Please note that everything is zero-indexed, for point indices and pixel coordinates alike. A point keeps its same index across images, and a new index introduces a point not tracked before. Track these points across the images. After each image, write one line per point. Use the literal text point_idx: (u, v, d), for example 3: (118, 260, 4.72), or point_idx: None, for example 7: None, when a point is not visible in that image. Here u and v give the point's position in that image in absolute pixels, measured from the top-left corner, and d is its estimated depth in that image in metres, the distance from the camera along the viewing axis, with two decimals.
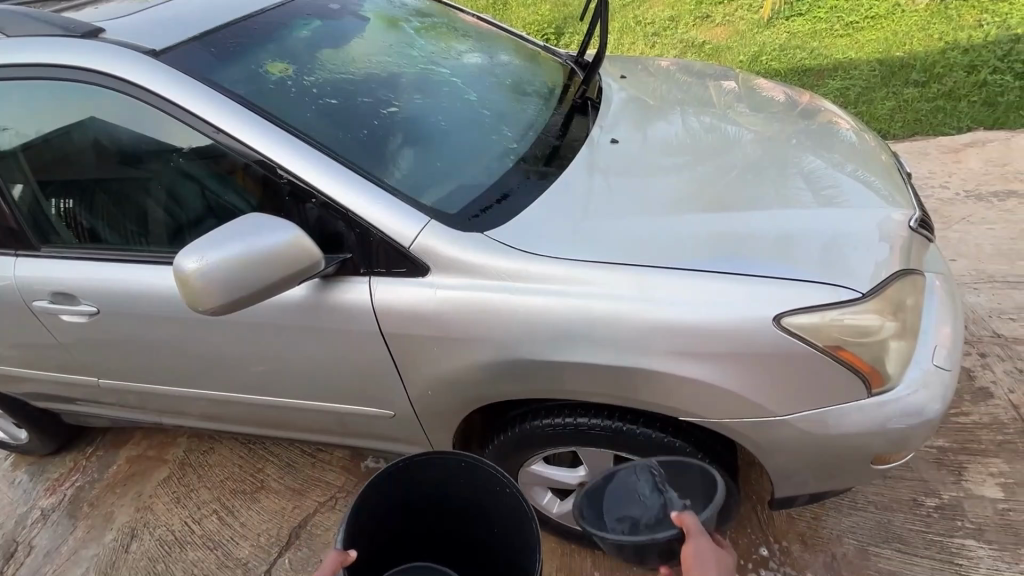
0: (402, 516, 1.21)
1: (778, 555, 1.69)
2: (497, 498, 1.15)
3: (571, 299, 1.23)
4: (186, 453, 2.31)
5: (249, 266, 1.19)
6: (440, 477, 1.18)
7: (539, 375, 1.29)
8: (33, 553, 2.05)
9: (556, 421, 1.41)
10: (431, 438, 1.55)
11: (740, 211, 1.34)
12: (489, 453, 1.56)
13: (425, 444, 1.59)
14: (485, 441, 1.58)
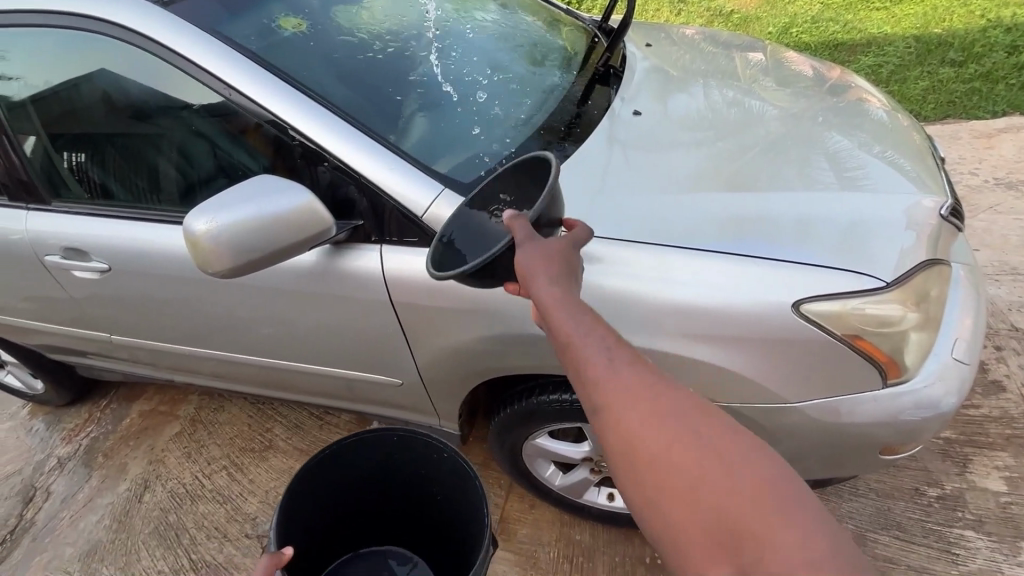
0: (343, 497, 1.30)
1: None
2: (434, 465, 1.25)
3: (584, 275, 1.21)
4: (197, 410, 2.35)
5: (236, 232, 1.16)
6: (375, 457, 1.27)
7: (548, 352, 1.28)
8: (51, 499, 2.12)
9: (563, 396, 1.41)
10: (438, 407, 1.56)
11: (762, 191, 1.29)
12: (494, 425, 1.57)
13: (431, 414, 1.60)
14: (491, 413, 1.59)
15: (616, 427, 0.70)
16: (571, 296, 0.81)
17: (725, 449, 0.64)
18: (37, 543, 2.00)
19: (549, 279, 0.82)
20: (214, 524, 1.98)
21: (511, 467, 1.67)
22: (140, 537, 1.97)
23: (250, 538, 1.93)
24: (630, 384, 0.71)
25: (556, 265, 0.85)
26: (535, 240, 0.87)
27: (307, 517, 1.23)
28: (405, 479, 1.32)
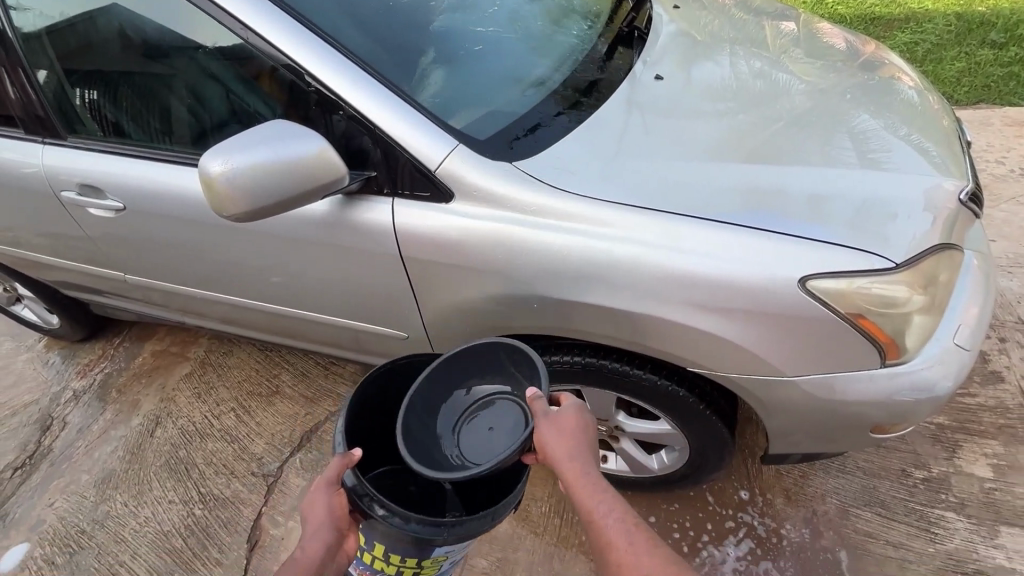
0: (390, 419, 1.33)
1: (760, 505, 1.78)
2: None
3: (595, 241, 1.21)
4: (207, 353, 2.42)
5: (250, 175, 1.17)
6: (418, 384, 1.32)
7: (553, 314, 1.30)
8: (67, 428, 2.21)
9: (565, 358, 1.44)
10: None
11: (781, 165, 1.27)
12: None
13: None
14: None
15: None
16: (588, 476, 0.99)
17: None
18: (55, 468, 2.10)
19: (571, 460, 1.00)
20: (223, 461, 2.06)
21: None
22: (152, 468, 2.06)
23: (256, 476, 2.01)
24: (637, 558, 0.91)
25: (575, 443, 1.02)
26: (555, 418, 1.04)
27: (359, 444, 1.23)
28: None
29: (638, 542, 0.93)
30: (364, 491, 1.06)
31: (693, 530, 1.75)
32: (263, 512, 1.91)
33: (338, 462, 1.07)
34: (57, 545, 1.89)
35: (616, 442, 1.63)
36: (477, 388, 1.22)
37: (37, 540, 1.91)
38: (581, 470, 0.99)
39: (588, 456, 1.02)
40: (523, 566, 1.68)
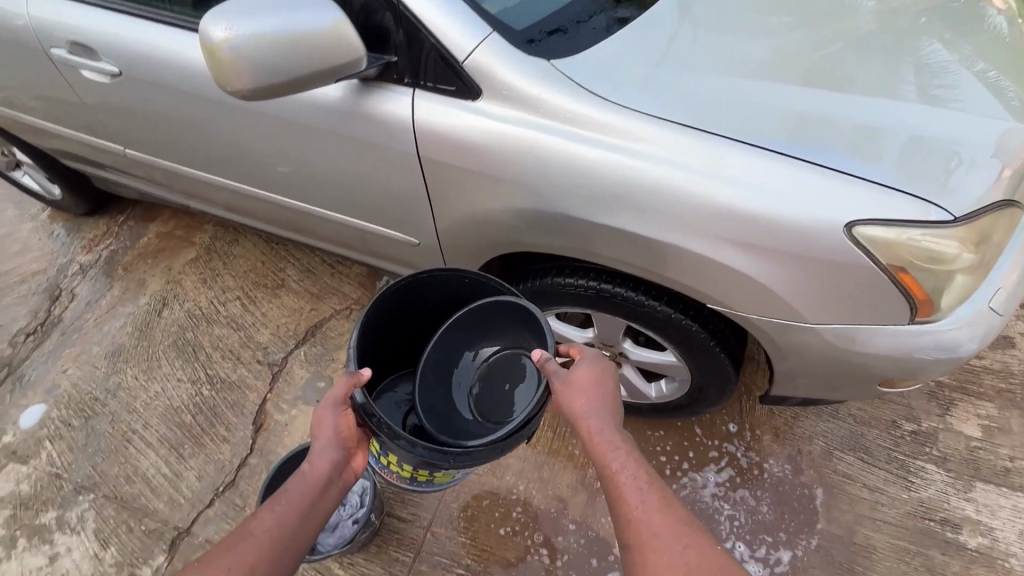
0: (407, 327, 1.35)
1: (747, 439, 1.83)
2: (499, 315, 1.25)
3: (628, 157, 1.11)
4: (212, 240, 2.38)
5: (257, 47, 1.04)
6: (436, 297, 1.31)
7: (570, 234, 1.23)
8: (75, 301, 2.23)
9: (580, 282, 1.40)
10: None
11: (847, 93, 1.14)
12: None
13: None
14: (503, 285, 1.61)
15: (632, 549, 0.94)
16: (605, 431, 1.05)
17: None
18: (66, 338, 2.14)
19: (588, 416, 1.06)
20: (229, 348, 2.10)
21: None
22: (160, 348, 2.11)
23: (261, 365, 2.06)
24: (648, 510, 0.96)
25: (594, 399, 1.08)
26: (572, 377, 1.10)
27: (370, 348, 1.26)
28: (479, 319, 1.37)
29: (649, 501, 0.97)
30: (372, 411, 1.07)
31: (677, 455, 1.83)
32: (268, 398, 1.97)
33: (345, 380, 1.07)
34: (72, 408, 1.97)
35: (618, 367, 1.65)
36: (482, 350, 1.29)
37: (52, 402, 1.98)
38: (598, 426, 1.06)
39: (606, 413, 1.08)
40: (513, 471, 1.77)
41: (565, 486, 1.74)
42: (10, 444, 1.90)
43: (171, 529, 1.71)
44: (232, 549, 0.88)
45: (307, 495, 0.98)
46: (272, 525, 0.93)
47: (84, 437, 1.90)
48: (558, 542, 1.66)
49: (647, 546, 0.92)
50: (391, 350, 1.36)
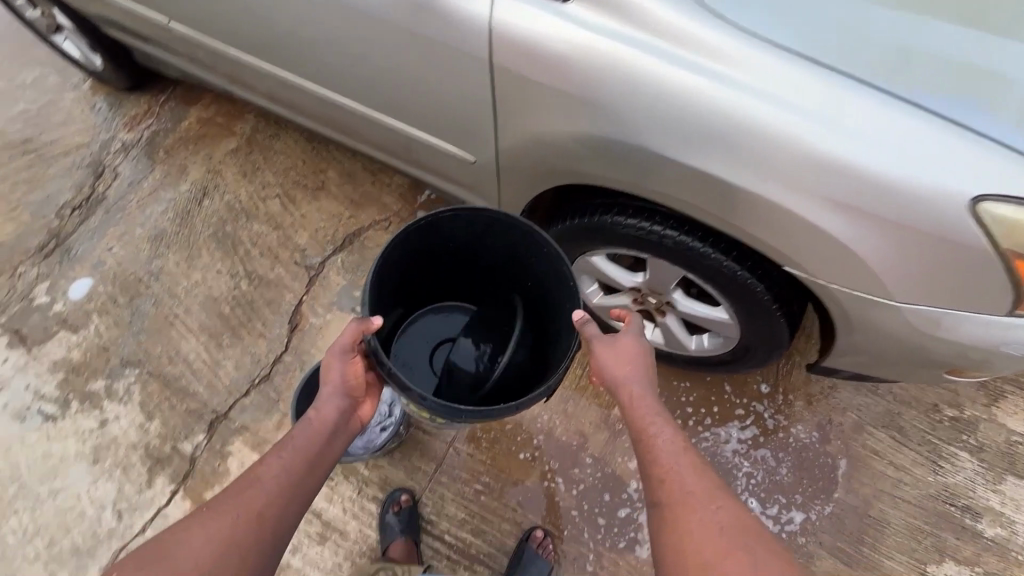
0: (418, 263, 1.37)
1: (777, 403, 1.80)
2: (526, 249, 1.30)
3: (733, 90, 0.97)
4: (254, 132, 2.30)
5: None
6: (457, 232, 1.32)
7: (645, 173, 1.12)
8: (119, 180, 2.22)
9: (641, 225, 1.31)
10: (503, 195, 1.48)
11: (1002, 39, 0.96)
12: (555, 232, 1.52)
13: (492, 198, 1.53)
14: (554, 216, 1.53)
15: (663, 504, 1.01)
16: (647, 398, 1.13)
17: (746, 537, 0.94)
18: (110, 216, 2.15)
19: (631, 383, 1.15)
20: (268, 245, 2.10)
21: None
22: (201, 238, 2.11)
23: (299, 267, 2.06)
24: (685, 471, 1.03)
25: (635, 369, 1.16)
26: (617, 346, 1.19)
27: (387, 283, 1.28)
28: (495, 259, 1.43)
29: (683, 464, 1.05)
30: (379, 357, 1.06)
31: (703, 408, 1.81)
32: (304, 300, 1.99)
33: (354, 327, 1.07)
34: (117, 286, 2.02)
35: (660, 316, 1.59)
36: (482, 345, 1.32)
37: (98, 277, 2.03)
38: (640, 391, 1.14)
39: (645, 382, 1.16)
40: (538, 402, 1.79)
41: (588, 423, 1.76)
42: (61, 312, 1.97)
43: (210, 412, 1.79)
44: (241, 494, 0.92)
45: (313, 441, 1.00)
46: (277, 471, 0.96)
47: (129, 315, 1.96)
48: (574, 473, 1.70)
49: (685, 504, 0.99)
50: (405, 282, 1.40)
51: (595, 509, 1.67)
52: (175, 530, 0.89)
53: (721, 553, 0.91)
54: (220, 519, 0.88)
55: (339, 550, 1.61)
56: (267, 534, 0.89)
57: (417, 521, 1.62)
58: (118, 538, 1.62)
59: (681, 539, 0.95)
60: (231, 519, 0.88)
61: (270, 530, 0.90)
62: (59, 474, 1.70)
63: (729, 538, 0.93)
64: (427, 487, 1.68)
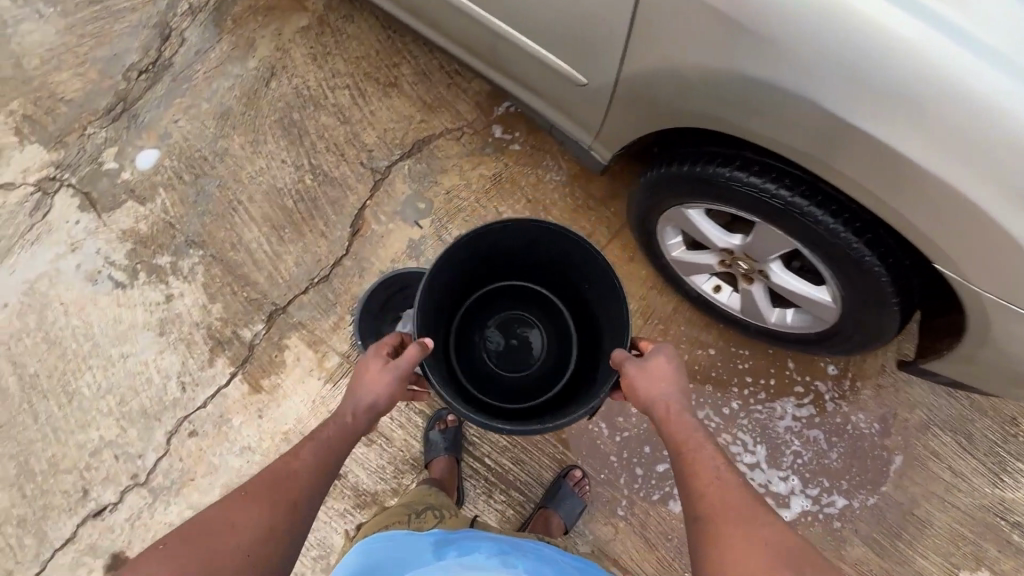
0: (470, 263, 1.42)
1: (842, 388, 1.72)
2: (570, 254, 1.34)
3: (964, 47, 0.79)
4: (327, 10, 2.11)
5: None
6: (514, 238, 1.34)
7: (796, 129, 0.97)
8: (185, 47, 2.09)
9: (765, 187, 1.14)
10: (605, 125, 1.32)
11: None
12: (653, 174, 1.38)
13: (590, 125, 1.38)
14: (659, 156, 1.38)
15: (705, 520, 1.00)
16: (681, 414, 1.14)
17: (791, 557, 0.91)
18: (176, 86, 2.06)
19: (671, 401, 1.15)
20: (334, 140, 2.00)
21: (641, 207, 1.54)
22: (267, 122, 2.02)
23: (364, 168, 1.97)
24: (725, 488, 1.03)
25: (672, 387, 1.18)
26: (649, 363, 1.18)
27: (439, 282, 1.33)
28: (534, 256, 1.46)
29: (724, 481, 1.04)
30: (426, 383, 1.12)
31: (761, 380, 1.74)
32: (367, 205, 1.92)
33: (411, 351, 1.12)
34: (183, 162, 1.98)
35: (746, 282, 1.48)
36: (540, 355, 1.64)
37: (165, 150, 1.99)
38: (674, 405, 1.15)
39: (680, 398, 1.18)
40: None
41: None
42: (129, 182, 1.96)
43: (269, 304, 1.81)
44: (276, 490, 0.99)
45: (344, 443, 1.09)
46: (310, 475, 1.02)
47: (194, 194, 1.94)
48: (619, 422, 1.68)
49: (726, 521, 0.98)
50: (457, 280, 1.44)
51: (634, 459, 1.66)
52: (208, 518, 0.94)
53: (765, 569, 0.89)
54: (256, 513, 0.95)
55: (383, 453, 1.67)
56: (302, 525, 0.98)
57: (461, 440, 1.65)
58: (182, 408, 1.71)
59: (721, 553, 0.94)
60: (264, 515, 0.95)
61: (304, 522, 0.99)
62: (128, 340, 1.78)
63: (773, 556, 0.91)
64: None
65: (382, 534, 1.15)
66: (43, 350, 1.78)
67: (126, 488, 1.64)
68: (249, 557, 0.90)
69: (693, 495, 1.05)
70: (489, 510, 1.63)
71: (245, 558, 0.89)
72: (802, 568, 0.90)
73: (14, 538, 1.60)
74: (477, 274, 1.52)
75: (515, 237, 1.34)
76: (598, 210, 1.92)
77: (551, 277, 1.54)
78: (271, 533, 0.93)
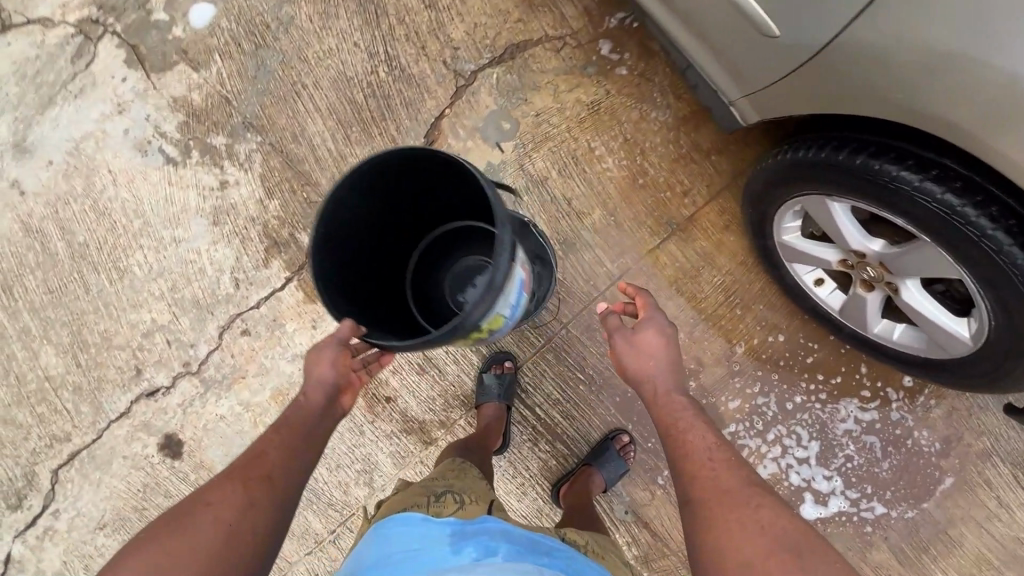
0: (377, 215, 1.21)
1: (912, 401, 1.65)
2: (444, 165, 1.11)
3: None
4: None
5: None
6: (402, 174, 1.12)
7: (962, 102, 0.90)
8: None
9: (967, 209, 1.00)
10: (779, 97, 1.14)
11: None
12: (804, 157, 1.19)
13: (756, 92, 1.19)
14: (813, 141, 1.20)
15: (697, 504, 0.97)
16: (669, 393, 1.11)
17: (792, 545, 0.87)
18: None
19: (659, 377, 1.12)
20: (415, 28, 1.72)
21: (768, 179, 1.33)
22: None
23: (446, 69, 1.72)
24: (717, 468, 0.99)
25: (661, 361, 1.13)
26: (638, 335, 1.15)
27: (342, 249, 1.14)
28: (442, 187, 1.22)
29: (715, 462, 1.01)
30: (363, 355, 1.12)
31: (830, 378, 1.67)
32: (446, 114, 1.71)
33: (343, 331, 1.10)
34: (242, 27, 1.72)
35: (864, 287, 1.34)
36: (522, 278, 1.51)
37: (222, 9, 1.72)
38: (662, 383, 1.12)
39: (671, 376, 1.14)
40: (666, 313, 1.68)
41: (709, 352, 1.67)
42: (181, 41, 1.72)
43: None
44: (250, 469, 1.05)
45: (309, 420, 1.12)
46: (276, 453, 1.07)
47: (254, 68, 1.71)
48: None
49: (722, 503, 0.94)
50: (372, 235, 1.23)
51: None
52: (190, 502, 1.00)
53: (763, 552, 0.86)
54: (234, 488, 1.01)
55: (434, 384, 1.65)
56: (280, 496, 1.03)
57: (515, 387, 1.63)
58: (235, 305, 1.66)
59: (717, 539, 0.91)
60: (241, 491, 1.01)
61: (281, 494, 1.03)
62: (181, 225, 1.69)
63: (771, 541, 0.87)
64: (530, 358, 1.66)
65: (397, 516, 0.99)
66: (93, 220, 1.69)
67: (179, 374, 1.64)
68: (229, 527, 0.97)
69: (684, 475, 1.02)
70: (532, 457, 1.63)
71: (224, 529, 0.95)
72: (804, 555, 0.86)
73: (70, 403, 1.63)
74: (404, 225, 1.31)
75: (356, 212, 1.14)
76: (701, 164, 1.70)
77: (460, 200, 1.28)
78: (247, 506, 0.99)
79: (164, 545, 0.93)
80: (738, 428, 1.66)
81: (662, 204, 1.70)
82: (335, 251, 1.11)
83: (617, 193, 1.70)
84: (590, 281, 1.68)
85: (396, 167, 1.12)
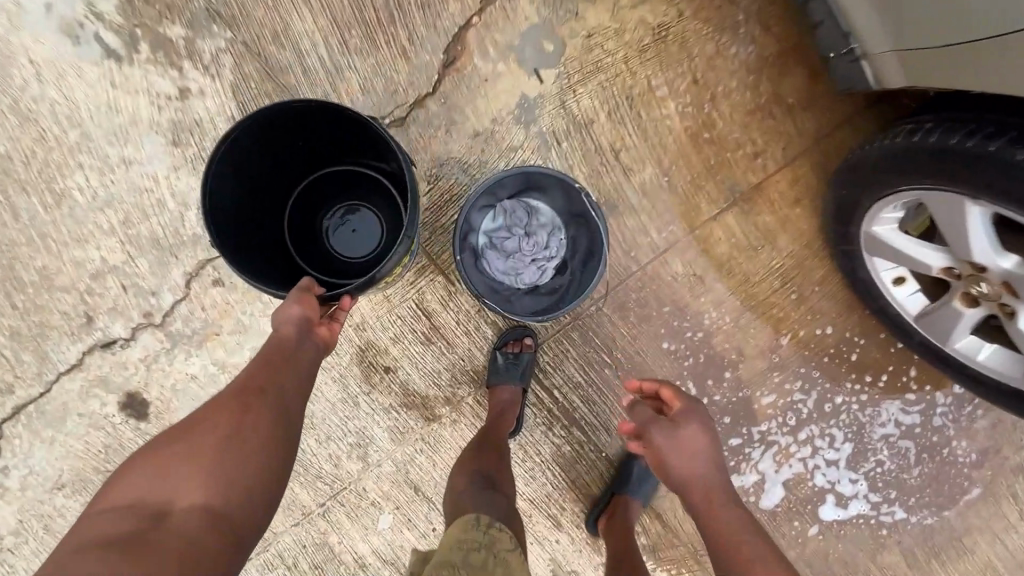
0: (257, 179, 1.16)
1: (957, 407, 1.52)
2: (306, 114, 1.09)
3: None
4: None
5: None
6: (269, 133, 1.10)
7: None
8: None
9: None
10: (948, 69, 0.88)
11: None
12: (954, 150, 0.96)
13: (914, 57, 0.92)
14: (967, 128, 0.96)
15: None
16: (716, 497, 0.90)
17: None
18: None
19: (700, 478, 0.91)
20: None
21: (884, 159, 1.09)
22: None
23: None
24: None
25: (701, 459, 0.94)
26: (672, 428, 0.96)
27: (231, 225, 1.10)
28: (311, 138, 1.19)
29: None
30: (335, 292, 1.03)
31: (876, 378, 1.52)
32: (473, 23, 1.33)
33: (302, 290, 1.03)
34: None
35: (964, 301, 1.15)
36: (535, 247, 1.35)
37: None
38: (707, 486, 0.91)
39: (716, 476, 0.93)
40: (713, 296, 1.46)
41: (753, 343, 1.48)
42: None
43: None
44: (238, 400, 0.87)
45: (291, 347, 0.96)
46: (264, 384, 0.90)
47: None
48: (708, 386, 1.49)
49: None
50: (257, 205, 1.20)
51: None
52: (180, 422, 0.85)
53: None
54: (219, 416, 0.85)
55: (441, 357, 1.44)
56: (279, 402, 0.89)
57: (533, 368, 1.43)
58: (204, 249, 1.37)
59: None
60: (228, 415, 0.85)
61: (283, 401, 0.89)
62: (130, 142, 1.34)
63: None
64: (552, 336, 1.46)
65: None
66: (18, 126, 1.34)
67: (139, 325, 1.39)
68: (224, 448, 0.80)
69: None
70: (545, 442, 1.49)
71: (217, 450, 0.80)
72: None
73: (8, 350, 1.39)
74: (282, 184, 1.25)
75: (230, 195, 1.11)
76: (780, 120, 1.40)
77: (330, 149, 1.24)
78: (244, 412, 0.84)
79: (155, 464, 0.78)
80: (771, 425, 1.51)
81: (726, 165, 1.41)
82: (225, 228, 1.08)
83: (675, 148, 1.40)
84: (630, 253, 1.43)
85: (274, 128, 1.09)
